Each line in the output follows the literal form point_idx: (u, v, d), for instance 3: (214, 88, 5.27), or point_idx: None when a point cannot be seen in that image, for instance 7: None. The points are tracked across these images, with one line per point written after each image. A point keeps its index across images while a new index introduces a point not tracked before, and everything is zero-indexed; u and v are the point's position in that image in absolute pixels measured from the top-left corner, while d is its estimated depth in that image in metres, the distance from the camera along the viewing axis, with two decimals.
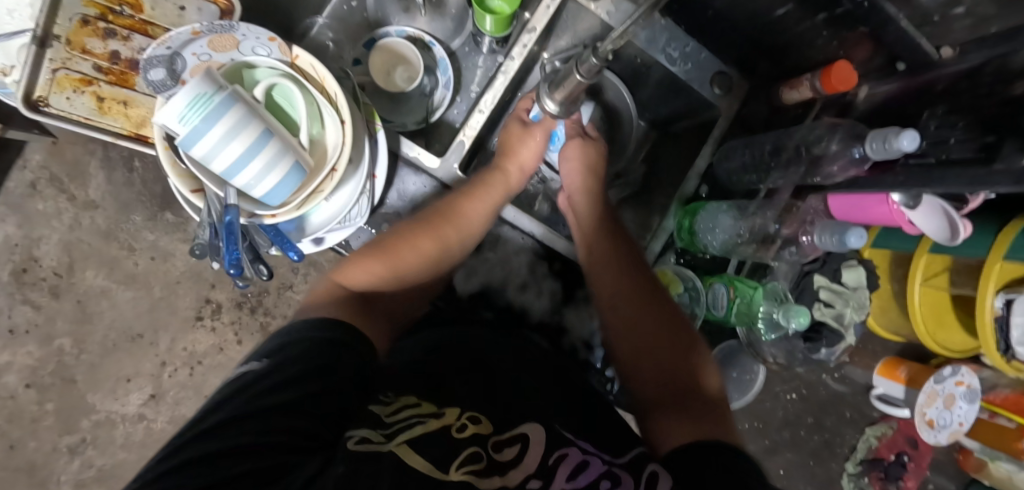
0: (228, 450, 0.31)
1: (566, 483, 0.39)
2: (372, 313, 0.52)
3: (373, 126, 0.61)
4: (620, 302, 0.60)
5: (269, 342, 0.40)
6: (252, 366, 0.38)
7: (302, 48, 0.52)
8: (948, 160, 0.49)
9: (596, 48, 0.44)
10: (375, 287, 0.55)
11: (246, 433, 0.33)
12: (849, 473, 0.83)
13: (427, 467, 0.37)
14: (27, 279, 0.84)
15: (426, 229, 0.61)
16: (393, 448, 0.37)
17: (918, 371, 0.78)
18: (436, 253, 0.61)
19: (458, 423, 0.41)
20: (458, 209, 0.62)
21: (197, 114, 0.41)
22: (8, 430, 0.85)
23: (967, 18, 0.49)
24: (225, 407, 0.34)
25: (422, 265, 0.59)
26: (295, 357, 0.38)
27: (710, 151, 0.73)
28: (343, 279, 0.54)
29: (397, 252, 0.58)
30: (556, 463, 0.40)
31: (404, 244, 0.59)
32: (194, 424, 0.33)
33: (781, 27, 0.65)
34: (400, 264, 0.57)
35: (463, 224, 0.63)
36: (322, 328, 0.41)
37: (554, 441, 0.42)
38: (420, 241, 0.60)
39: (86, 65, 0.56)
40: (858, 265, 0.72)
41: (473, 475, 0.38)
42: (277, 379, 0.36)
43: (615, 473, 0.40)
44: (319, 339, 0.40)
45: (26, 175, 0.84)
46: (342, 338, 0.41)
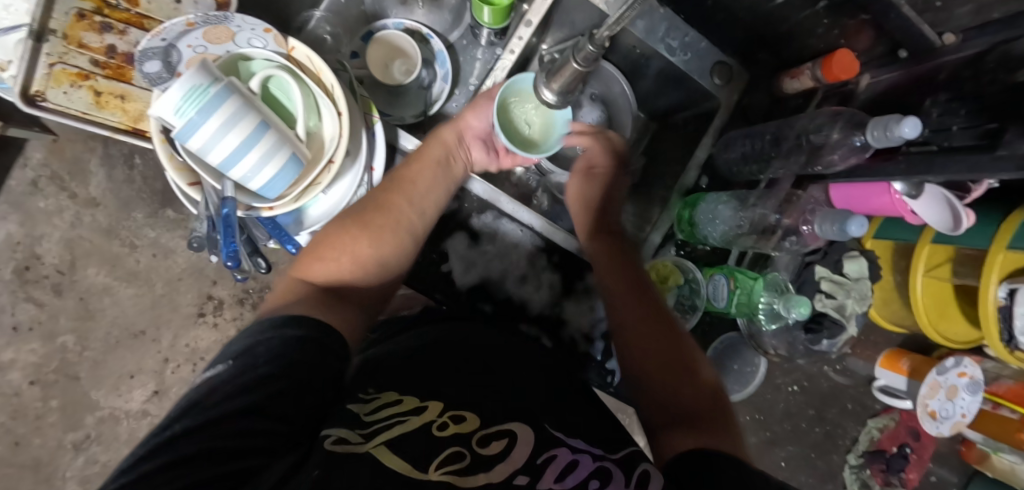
0: (194, 455, 0.31)
1: (554, 483, 0.38)
2: (336, 303, 0.48)
3: (372, 118, 0.60)
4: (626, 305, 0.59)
5: (233, 345, 0.40)
6: (217, 370, 0.37)
7: (298, 40, 0.52)
8: (950, 147, 0.49)
9: (593, 35, 0.44)
10: (339, 279, 0.51)
11: (211, 434, 0.32)
12: (852, 465, 0.83)
13: (406, 468, 0.36)
14: (29, 276, 0.85)
15: (380, 208, 0.56)
16: (371, 450, 0.36)
17: (921, 363, 0.77)
18: (393, 226, 0.55)
19: (440, 420, 0.41)
20: (423, 189, 0.59)
21: (193, 107, 0.41)
22: (14, 427, 0.85)
23: (969, 3, 0.50)
24: (188, 413, 0.33)
25: (398, 256, 0.55)
26: (262, 356, 0.38)
27: (710, 141, 0.72)
28: (303, 274, 0.51)
29: (352, 230, 0.53)
30: (544, 463, 0.39)
31: (359, 226, 0.54)
32: (159, 431, 0.33)
33: (781, 16, 0.64)
34: (369, 256, 0.53)
35: (417, 198, 0.58)
36: (287, 325, 0.41)
37: (542, 441, 0.41)
38: (378, 223, 0.55)
39: (82, 59, 0.55)
40: (859, 256, 0.71)
41: (454, 475, 0.37)
42: (246, 380, 0.36)
43: (607, 468, 0.40)
44: (286, 339, 0.40)
45: (27, 173, 0.84)
46: (314, 334, 0.41)
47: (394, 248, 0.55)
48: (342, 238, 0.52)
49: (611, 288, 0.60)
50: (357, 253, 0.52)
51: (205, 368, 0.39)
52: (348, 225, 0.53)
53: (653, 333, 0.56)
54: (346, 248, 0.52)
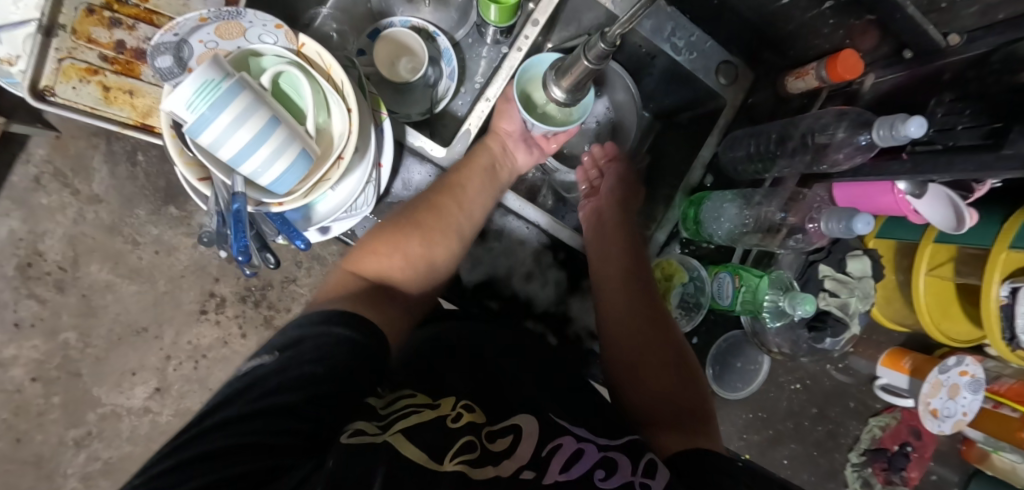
0: (231, 447, 0.31)
1: (560, 474, 0.39)
2: (387, 301, 0.52)
3: (380, 115, 0.61)
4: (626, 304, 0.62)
5: (281, 335, 0.40)
6: (264, 361, 0.38)
7: (308, 36, 0.52)
8: (954, 146, 0.50)
9: (604, 33, 0.44)
10: (388, 275, 0.54)
11: (251, 428, 0.33)
12: (854, 463, 0.83)
13: (421, 458, 0.37)
14: (32, 273, 0.85)
15: (431, 209, 0.60)
16: (388, 438, 0.37)
17: (922, 361, 0.78)
18: (444, 230, 0.59)
19: (453, 413, 0.41)
20: (462, 193, 0.62)
21: (205, 102, 0.41)
22: (15, 423, 0.85)
23: (976, 5, 0.50)
24: (229, 404, 0.34)
25: (444, 259, 0.59)
26: (313, 355, 0.38)
27: (715, 140, 0.73)
28: (354, 267, 0.54)
29: (408, 231, 0.57)
30: (550, 453, 0.40)
31: (414, 227, 0.58)
32: (198, 423, 0.33)
33: (786, 16, 0.65)
34: (418, 255, 0.57)
35: (471, 206, 0.62)
36: (340, 324, 0.41)
37: (547, 432, 0.42)
38: (429, 225, 0.58)
39: (91, 54, 0.56)
40: (863, 255, 0.71)
41: (466, 465, 0.38)
42: (288, 376, 0.36)
43: (612, 457, 0.42)
44: (337, 339, 0.40)
45: (30, 169, 0.85)
46: (352, 335, 0.40)
47: (442, 250, 0.58)
48: (394, 237, 0.56)
49: (615, 287, 0.63)
50: (407, 252, 0.56)
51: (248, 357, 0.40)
52: (402, 225, 0.57)
53: (652, 334, 0.60)
54: (398, 247, 0.55)
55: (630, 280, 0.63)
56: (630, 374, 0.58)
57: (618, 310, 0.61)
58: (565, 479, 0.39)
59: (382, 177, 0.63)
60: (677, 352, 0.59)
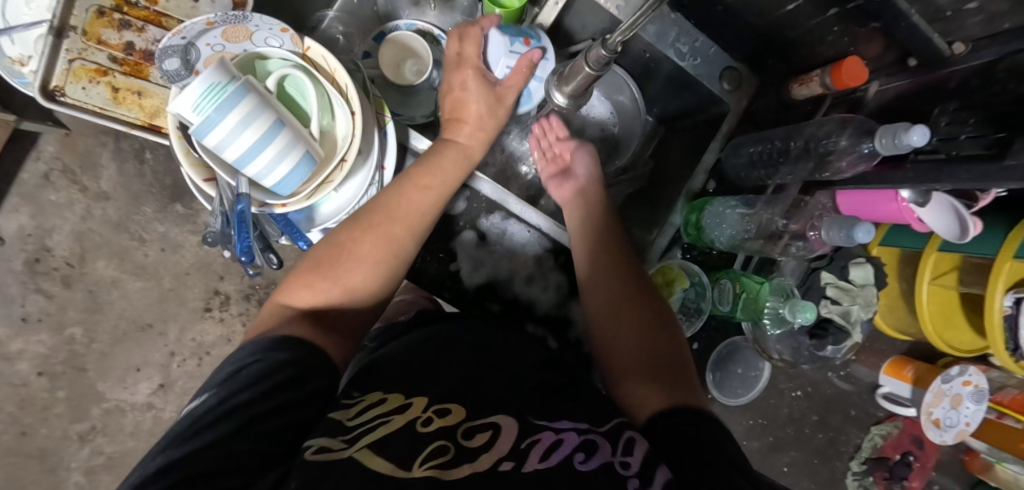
0: (186, 480, 0.32)
1: (540, 463, 0.38)
2: (327, 330, 0.49)
3: (383, 118, 0.61)
4: (605, 271, 0.63)
5: (217, 374, 0.41)
6: (201, 400, 0.38)
7: (313, 40, 0.53)
8: (958, 156, 0.50)
9: (605, 40, 0.44)
10: (324, 306, 0.51)
11: (198, 460, 0.33)
12: (854, 472, 0.83)
13: (389, 468, 0.36)
14: (39, 268, 0.86)
15: (372, 227, 0.55)
16: (354, 452, 0.37)
17: (925, 371, 0.78)
18: (385, 255, 0.55)
19: (424, 416, 0.42)
20: (412, 204, 0.57)
21: (212, 104, 0.42)
22: (21, 417, 0.86)
23: (980, 14, 0.49)
24: (173, 445, 0.34)
25: (390, 281, 0.56)
26: (246, 382, 0.39)
27: (717, 146, 0.73)
28: (288, 300, 0.51)
29: (341, 259, 0.53)
30: (528, 447, 0.40)
31: (348, 253, 0.53)
32: (144, 467, 0.33)
33: (791, 23, 0.65)
34: (360, 285, 0.53)
35: (417, 223, 0.57)
36: (273, 351, 0.42)
37: (526, 428, 0.42)
38: (370, 250, 0.54)
39: (101, 55, 0.56)
40: (865, 262, 0.70)
41: (437, 469, 0.37)
42: (230, 403, 0.37)
43: (591, 440, 0.41)
44: (270, 362, 0.41)
45: (39, 166, 0.86)
46: (285, 356, 0.42)
47: (386, 276, 0.55)
48: (333, 265, 0.52)
49: (592, 267, 0.63)
50: (348, 283, 0.53)
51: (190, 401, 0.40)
52: (341, 248, 0.53)
53: (630, 300, 0.60)
54: (336, 279, 0.52)
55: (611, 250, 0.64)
56: (610, 332, 0.59)
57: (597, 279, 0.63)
58: (544, 468, 0.38)
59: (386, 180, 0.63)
60: (656, 318, 0.59)
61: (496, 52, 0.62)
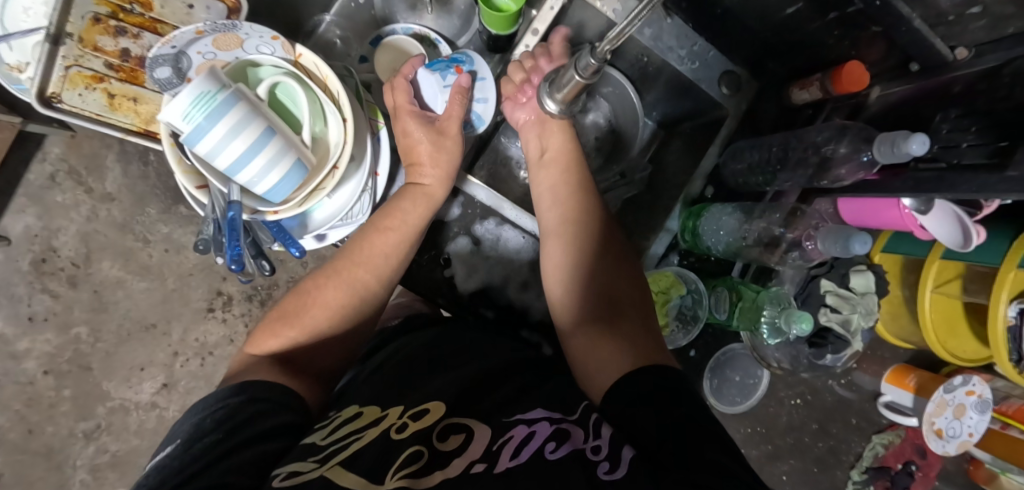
0: None
1: (510, 461, 0.39)
2: (293, 374, 0.49)
3: (377, 124, 0.62)
4: (567, 223, 0.60)
5: (185, 420, 0.41)
6: (168, 451, 0.38)
7: (305, 47, 0.53)
8: (960, 165, 0.48)
9: (594, 48, 0.44)
10: (288, 352, 0.52)
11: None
12: (855, 481, 0.82)
13: (361, 482, 0.36)
14: (46, 268, 0.87)
15: (337, 275, 0.56)
16: (325, 471, 0.36)
17: (927, 380, 0.76)
18: (349, 301, 0.55)
19: (399, 423, 0.42)
20: (375, 248, 0.58)
21: (201, 111, 0.42)
22: (28, 415, 0.87)
23: (983, 19, 0.47)
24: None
25: (358, 327, 0.56)
26: (209, 427, 0.39)
27: (717, 150, 0.72)
28: (255, 351, 0.51)
29: (305, 307, 0.54)
30: (501, 446, 0.40)
31: (313, 300, 0.54)
32: None
33: (792, 27, 0.64)
34: (325, 331, 0.54)
35: (381, 268, 0.58)
36: (238, 394, 0.42)
37: (499, 429, 0.42)
38: (334, 297, 0.55)
39: (97, 62, 0.57)
40: (866, 270, 0.70)
41: (412, 477, 0.37)
42: (198, 445, 0.37)
43: (565, 429, 0.42)
44: (236, 404, 0.41)
45: (46, 167, 0.87)
46: (248, 396, 0.42)
47: (353, 322, 0.56)
48: (299, 311, 0.53)
49: (554, 226, 0.61)
50: (312, 329, 0.53)
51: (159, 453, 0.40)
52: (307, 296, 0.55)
53: (592, 256, 0.58)
54: (301, 326, 0.53)
55: (573, 202, 0.61)
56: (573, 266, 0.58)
57: (558, 232, 0.60)
58: (515, 464, 0.38)
59: (379, 186, 0.63)
60: (619, 273, 0.58)
61: (431, 90, 0.64)
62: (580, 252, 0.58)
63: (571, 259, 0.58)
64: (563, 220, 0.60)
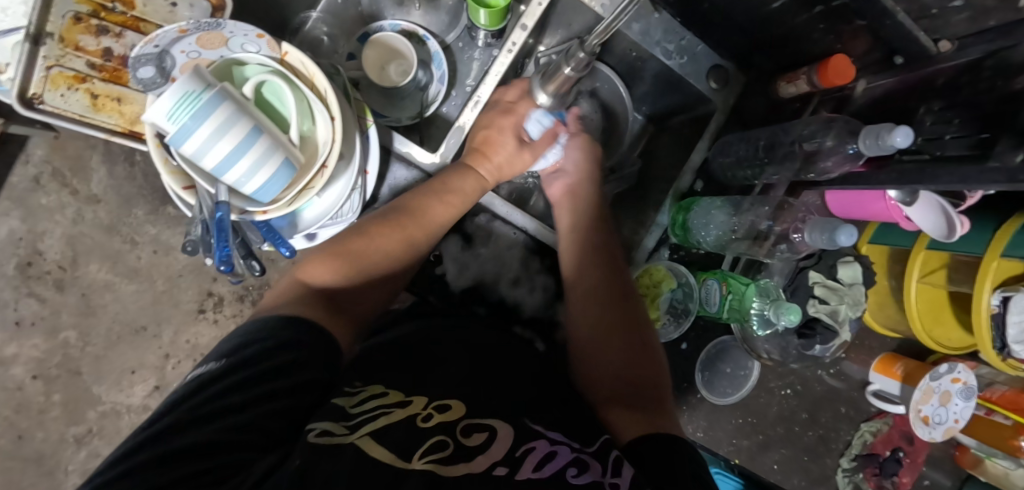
0: (191, 446, 0.32)
1: (533, 473, 0.37)
2: (339, 311, 0.50)
3: (365, 122, 0.61)
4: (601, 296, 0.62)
5: (226, 342, 0.41)
6: (210, 368, 0.38)
7: (291, 45, 0.53)
8: (943, 156, 0.49)
9: (584, 41, 0.46)
10: (341, 285, 0.53)
11: (202, 431, 0.33)
12: (844, 469, 0.83)
13: (389, 457, 0.36)
14: (32, 272, 0.86)
15: (393, 225, 0.59)
16: (355, 439, 0.36)
17: (914, 368, 0.79)
18: (406, 251, 0.59)
19: (424, 412, 0.41)
20: (427, 206, 0.61)
21: (186, 113, 0.42)
22: (17, 421, 0.86)
23: (966, 11, 0.49)
24: (176, 410, 0.34)
25: (398, 279, 0.59)
26: (256, 357, 0.39)
27: (706, 145, 0.72)
28: (307, 276, 0.52)
29: (366, 246, 0.56)
30: (523, 454, 0.39)
31: (368, 240, 0.57)
32: (149, 427, 0.34)
33: (779, 21, 0.64)
34: (374, 275, 0.56)
35: (435, 229, 0.61)
36: (285, 327, 0.42)
37: (521, 435, 0.41)
38: (387, 241, 0.57)
39: (79, 62, 0.56)
40: (853, 261, 0.71)
41: (436, 464, 0.36)
42: (238, 376, 0.37)
43: (583, 459, 0.40)
44: (286, 339, 0.41)
45: (29, 170, 0.85)
46: (291, 334, 0.42)
47: (398, 271, 0.58)
48: (351, 250, 0.55)
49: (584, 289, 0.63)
50: (364, 270, 0.55)
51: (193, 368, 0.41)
52: (359, 238, 0.57)
53: (619, 326, 0.60)
54: (353, 263, 0.55)
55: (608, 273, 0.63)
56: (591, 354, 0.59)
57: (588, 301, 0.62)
58: (538, 478, 0.37)
59: (369, 184, 0.63)
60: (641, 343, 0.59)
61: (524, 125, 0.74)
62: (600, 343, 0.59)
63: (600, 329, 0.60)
64: (581, 307, 0.62)
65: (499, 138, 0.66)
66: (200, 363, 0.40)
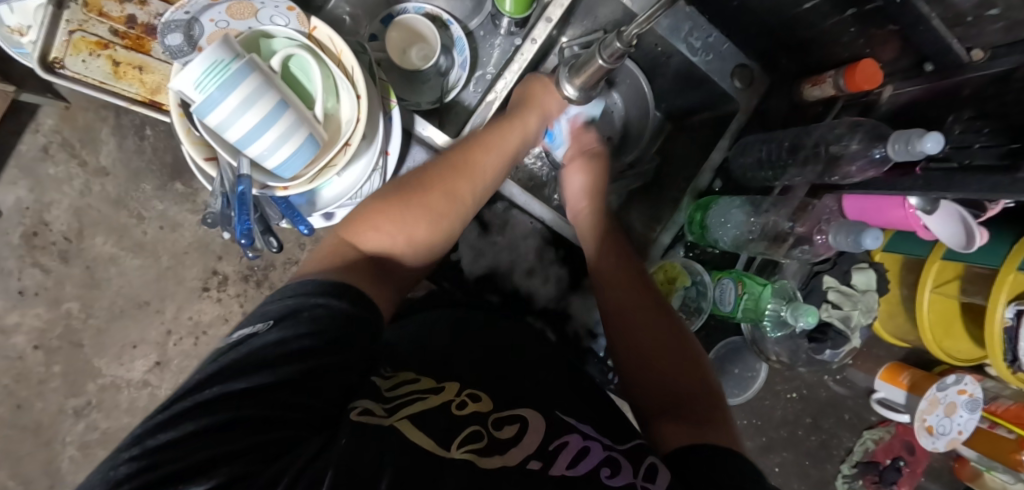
0: (234, 421, 0.31)
1: (567, 469, 0.37)
2: (380, 278, 0.50)
3: (389, 103, 0.61)
4: (634, 302, 0.60)
5: (273, 305, 0.40)
6: (257, 330, 0.37)
7: (320, 19, 0.52)
8: (973, 165, 0.48)
9: (620, 33, 0.45)
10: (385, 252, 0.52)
11: (249, 404, 0.33)
12: (844, 475, 0.83)
13: (428, 444, 0.36)
14: (37, 242, 0.85)
15: (441, 187, 0.57)
16: (394, 423, 0.37)
17: (921, 378, 0.77)
18: (447, 214, 0.56)
19: (458, 400, 0.42)
20: (473, 160, 0.59)
21: (213, 82, 0.41)
22: (16, 390, 0.86)
23: (1001, 20, 0.47)
24: (220, 378, 0.34)
25: (444, 240, 0.57)
26: (305, 326, 0.38)
27: (726, 144, 0.72)
28: (352, 239, 0.52)
29: (409, 208, 0.54)
30: (556, 449, 0.39)
31: (415, 203, 0.55)
32: (192, 393, 0.33)
33: (808, 21, 0.63)
34: (421, 236, 0.54)
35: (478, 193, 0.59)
36: (334, 295, 0.41)
37: (553, 429, 0.41)
38: (431, 201, 0.55)
39: (102, 28, 0.56)
40: (868, 269, 0.71)
41: (474, 454, 0.37)
42: (288, 349, 0.36)
43: (615, 457, 0.40)
44: (332, 309, 0.40)
45: (38, 138, 0.85)
46: (338, 307, 0.40)
47: (444, 231, 0.56)
48: (397, 214, 0.53)
49: (617, 281, 0.61)
50: (410, 233, 0.53)
51: (233, 329, 0.39)
52: (405, 200, 0.54)
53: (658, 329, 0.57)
54: (399, 225, 0.53)
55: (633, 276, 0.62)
56: (635, 356, 0.56)
57: (626, 312, 0.59)
58: (572, 475, 0.37)
59: (389, 165, 0.62)
60: (676, 350, 0.56)
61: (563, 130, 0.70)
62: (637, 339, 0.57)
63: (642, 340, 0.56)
64: (621, 306, 0.60)
65: (546, 112, 0.66)
66: (240, 324, 0.39)
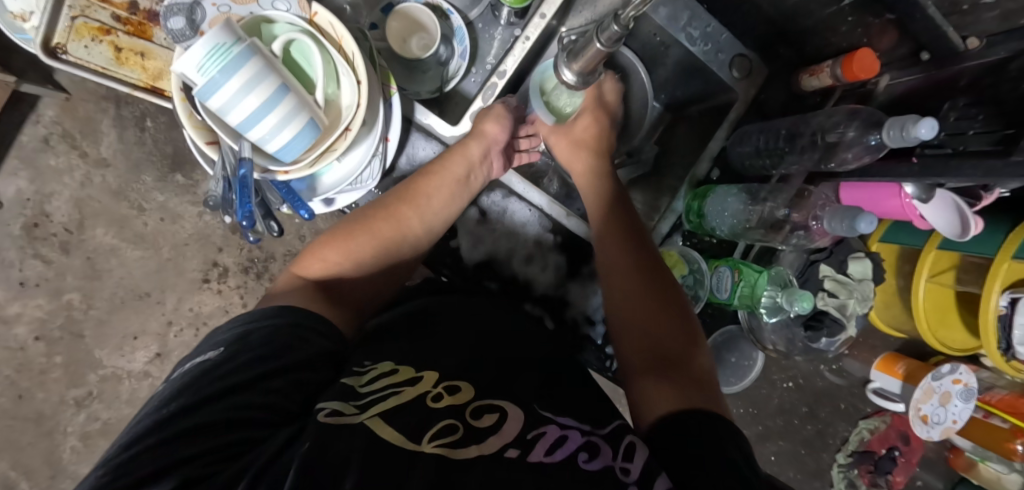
0: (196, 429, 0.34)
1: (544, 456, 0.37)
2: (336, 301, 0.54)
3: (389, 90, 0.61)
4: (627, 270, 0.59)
5: (224, 333, 0.43)
6: (209, 356, 0.40)
7: (321, 6, 0.53)
8: (966, 150, 0.49)
9: (617, 16, 0.45)
10: (332, 276, 0.56)
11: (204, 415, 0.35)
12: (840, 464, 0.84)
13: (399, 440, 0.36)
14: (38, 234, 0.85)
15: (389, 216, 0.61)
16: (364, 420, 0.37)
17: (916, 367, 0.78)
18: (394, 236, 0.61)
19: (434, 392, 0.42)
20: (418, 190, 0.63)
21: (215, 66, 0.41)
22: (17, 380, 0.86)
23: (995, 10, 0.48)
24: (181, 394, 0.36)
25: (393, 263, 0.61)
26: (251, 343, 0.41)
27: (723, 134, 0.73)
28: (299, 271, 0.55)
29: (356, 236, 0.59)
30: (534, 437, 0.38)
31: (364, 231, 0.59)
32: (156, 411, 0.36)
33: (806, 11, 0.64)
34: (367, 256, 0.58)
35: (425, 212, 0.63)
36: (279, 315, 0.45)
37: (532, 419, 0.40)
38: (377, 225, 0.60)
39: (104, 14, 0.57)
40: (865, 257, 0.71)
41: (446, 448, 0.36)
42: (237, 362, 0.39)
43: (594, 442, 0.39)
44: (272, 326, 0.43)
45: (39, 129, 0.85)
46: (289, 320, 0.45)
47: (391, 255, 0.60)
48: (346, 238, 0.58)
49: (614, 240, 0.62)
50: (355, 253, 0.58)
51: (187, 357, 0.41)
52: (354, 230, 0.59)
53: (650, 296, 0.57)
54: (345, 249, 0.57)
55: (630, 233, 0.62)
56: (617, 310, 0.58)
57: (614, 274, 0.60)
58: (549, 462, 0.36)
59: (389, 152, 0.63)
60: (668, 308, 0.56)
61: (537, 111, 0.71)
62: (629, 308, 0.57)
63: (628, 302, 0.57)
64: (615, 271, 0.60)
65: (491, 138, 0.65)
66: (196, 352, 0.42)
